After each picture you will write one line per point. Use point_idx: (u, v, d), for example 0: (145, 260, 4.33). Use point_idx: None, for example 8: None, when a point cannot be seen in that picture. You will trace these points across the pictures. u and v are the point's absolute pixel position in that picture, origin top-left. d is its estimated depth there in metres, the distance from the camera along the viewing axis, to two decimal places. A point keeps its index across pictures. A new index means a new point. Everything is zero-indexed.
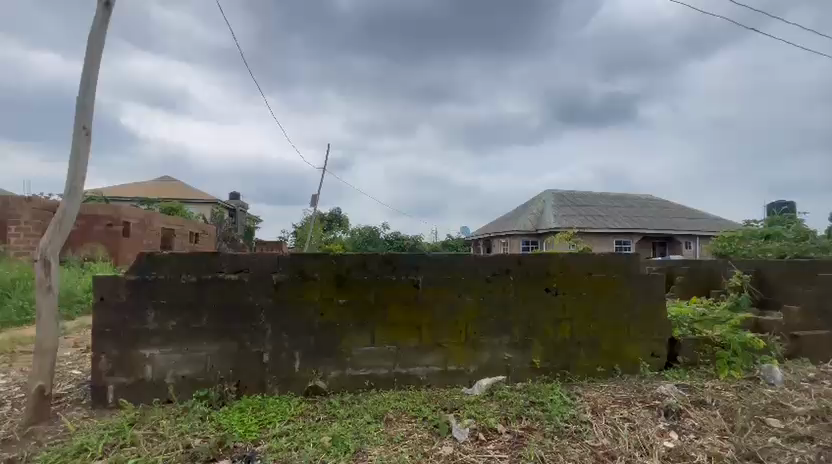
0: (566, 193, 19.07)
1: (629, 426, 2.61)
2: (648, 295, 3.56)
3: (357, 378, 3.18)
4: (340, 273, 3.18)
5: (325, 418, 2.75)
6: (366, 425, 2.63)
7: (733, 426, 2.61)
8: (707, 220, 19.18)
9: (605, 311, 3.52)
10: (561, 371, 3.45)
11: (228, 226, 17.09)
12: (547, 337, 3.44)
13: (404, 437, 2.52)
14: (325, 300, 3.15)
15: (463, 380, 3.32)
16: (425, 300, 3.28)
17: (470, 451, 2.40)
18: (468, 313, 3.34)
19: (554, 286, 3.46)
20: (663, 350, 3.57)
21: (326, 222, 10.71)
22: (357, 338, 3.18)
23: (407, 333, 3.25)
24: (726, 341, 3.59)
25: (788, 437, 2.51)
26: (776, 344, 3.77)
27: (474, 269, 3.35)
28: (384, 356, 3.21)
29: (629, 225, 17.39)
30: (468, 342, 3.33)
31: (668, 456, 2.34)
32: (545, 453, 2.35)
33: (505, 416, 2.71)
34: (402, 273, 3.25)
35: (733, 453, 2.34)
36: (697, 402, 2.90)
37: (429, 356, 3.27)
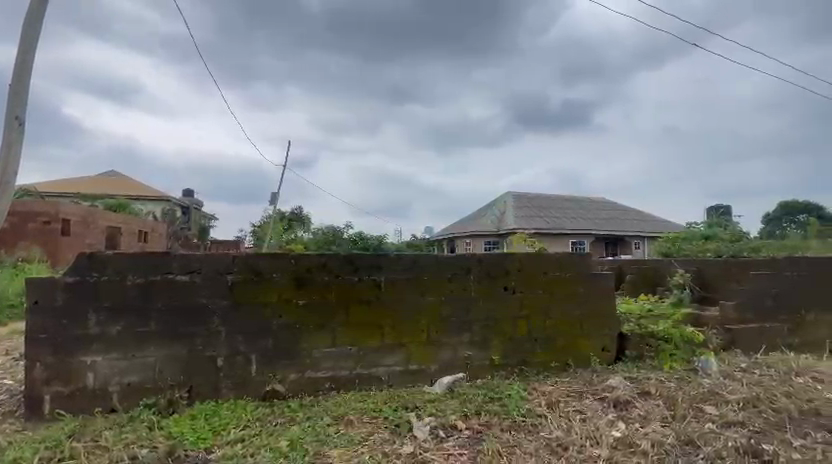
0: (526, 195, 19.68)
1: (581, 417, 2.73)
2: (600, 293, 3.75)
3: (317, 381, 3.12)
4: (299, 273, 3.11)
5: (283, 422, 2.69)
6: (325, 428, 2.58)
7: (674, 414, 2.80)
8: (654, 222, 20.44)
9: (560, 309, 3.67)
10: (518, 367, 3.55)
11: (182, 225, 16.31)
12: (505, 334, 3.54)
13: (365, 438, 2.50)
14: (284, 301, 3.08)
15: (425, 378, 3.34)
16: (386, 300, 3.27)
17: (430, 448, 2.41)
18: (429, 312, 3.37)
19: (513, 285, 3.57)
20: (611, 345, 3.78)
21: (287, 220, 10.45)
22: (318, 340, 3.13)
23: (368, 333, 3.23)
24: (668, 335, 3.84)
25: (722, 422, 2.70)
26: (713, 337, 4.07)
27: (436, 268, 3.39)
28: (345, 357, 3.18)
29: (584, 227, 18.21)
30: (430, 341, 3.36)
31: (616, 444, 2.45)
32: (502, 447, 2.40)
33: (466, 414, 2.77)
34: (363, 273, 3.23)
35: (673, 440, 2.49)
36: (642, 393, 3.08)
37: (390, 356, 3.27)
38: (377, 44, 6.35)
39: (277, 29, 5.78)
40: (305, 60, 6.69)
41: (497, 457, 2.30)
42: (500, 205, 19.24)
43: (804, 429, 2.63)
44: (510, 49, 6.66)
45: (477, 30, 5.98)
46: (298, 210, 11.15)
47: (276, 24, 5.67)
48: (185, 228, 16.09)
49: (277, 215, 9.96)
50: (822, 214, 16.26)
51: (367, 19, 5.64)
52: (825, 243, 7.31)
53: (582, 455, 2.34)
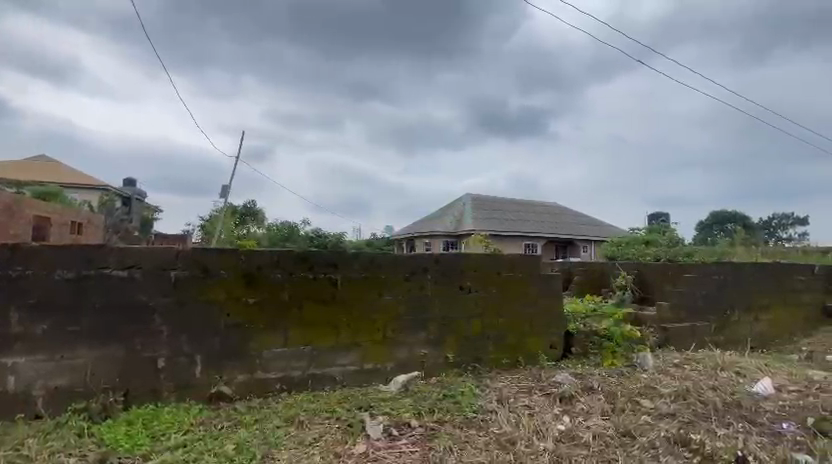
0: (484, 197, 20.15)
1: (529, 413, 2.84)
2: (549, 293, 3.91)
3: (267, 382, 3.02)
4: (250, 270, 3.00)
5: (229, 425, 2.58)
6: (274, 430, 2.51)
7: (613, 407, 2.98)
8: (602, 227, 21.64)
9: (513, 308, 3.79)
10: (472, 364, 3.63)
11: (121, 217, 15.18)
12: (460, 333, 3.60)
13: (316, 439, 2.44)
14: (233, 299, 2.95)
15: (380, 377, 3.33)
16: (341, 299, 3.23)
17: (382, 447, 2.40)
18: (386, 311, 3.36)
19: (468, 285, 3.64)
20: (559, 342, 3.96)
21: (240, 215, 10.02)
22: (269, 339, 3.03)
23: (322, 332, 3.17)
24: (610, 334, 4.09)
25: (656, 414, 2.91)
26: (649, 335, 4.38)
27: (393, 267, 3.39)
28: (298, 357, 3.10)
29: (537, 230, 18.95)
30: (385, 340, 3.35)
31: (561, 437, 2.57)
32: (454, 443, 2.44)
33: (419, 412, 2.79)
34: (319, 271, 3.17)
35: (613, 432, 2.65)
36: (586, 388, 3.26)
37: (345, 355, 3.23)
38: (340, 41, 6.24)
39: (236, 18, 5.53)
40: (265, 51, 6.45)
41: (448, 453, 2.34)
42: (458, 206, 19.56)
43: (726, 419, 2.87)
44: (473, 53, 6.79)
45: (441, 32, 6.04)
46: (252, 204, 10.73)
47: (234, 13, 5.41)
48: (126, 221, 14.98)
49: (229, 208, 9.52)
50: (746, 224, 17.95)
51: (331, 13, 5.54)
52: (748, 251, 8.09)
53: (528, 449, 2.42)
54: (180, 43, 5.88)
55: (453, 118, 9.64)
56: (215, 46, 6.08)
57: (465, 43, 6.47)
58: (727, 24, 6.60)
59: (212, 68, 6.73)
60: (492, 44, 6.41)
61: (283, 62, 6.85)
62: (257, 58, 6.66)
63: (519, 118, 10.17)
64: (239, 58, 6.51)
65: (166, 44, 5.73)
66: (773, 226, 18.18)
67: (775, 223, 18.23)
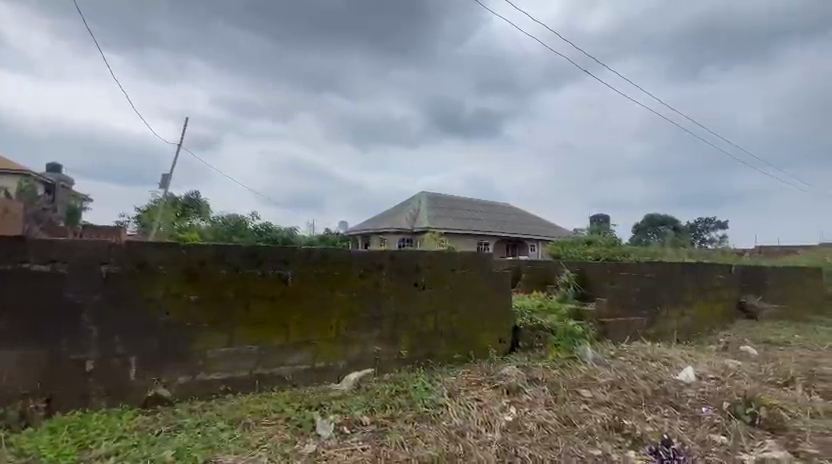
0: (439, 196, 20.42)
1: (478, 405, 2.94)
2: (499, 290, 4.06)
3: (210, 383, 2.87)
4: (193, 266, 2.84)
5: (168, 430, 2.43)
6: (218, 433, 2.40)
7: (556, 397, 3.15)
8: (549, 227, 22.72)
9: (465, 304, 3.89)
10: (425, 360, 3.69)
11: (43, 205, 13.70)
12: (414, 329, 3.64)
13: (264, 440, 2.37)
14: (173, 297, 2.78)
15: (332, 376, 3.28)
16: (292, 296, 3.14)
17: (333, 446, 2.38)
18: (339, 308, 3.32)
19: (422, 281, 3.69)
20: (507, 337, 4.14)
21: (182, 204, 9.39)
22: (212, 339, 2.89)
23: (271, 331, 3.07)
24: (554, 329, 4.32)
25: (594, 403, 3.11)
26: (589, 329, 4.69)
27: (347, 264, 3.35)
28: (245, 357, 2.98)
29: (490, 229, 19.52)
30: (338, 337, 3.31)
31: (507, 427, 2.68)
32: (405, 438, 2.46)
33: (371, 409, 2.79)
34: (269, 268, 3.06)
35: (555, 420, 2.80)
36: (531, 380, 3.42)
37: (295, 354, 3.15)
38: (297, 33, 6.08)
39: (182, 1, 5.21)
40: (217, 44, 6.15)
41: (399, 447, 2.36)
42: (414, 204, 19.66)
43: (655, 405, 3.13)
44: (429, 53, 6.91)
45: (396, 27, 6.09)
46: (196, 195, 10.11)
47: None
48: (49, 210, 13.56)
49: (171, 199, 8.92)
50: (676, 226, 19.59)
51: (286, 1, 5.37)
52: (676, 251, 8.86)
53: (477, 440, 2.50)
54: (122, 32, 5.44)
55: (411, 116, 9.69)
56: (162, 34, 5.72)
57: (421, 41, 6.55)
58: (663, 42, 7.18)
59: (157, 60, 6.31)
60: (448, 46, 6.55)
61: (237, 58, 6.58)
62: (208, 52, 6.35)
63: (473, 121, 10.42)
64: (188, 47, 6.16)
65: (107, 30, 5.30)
66: (698, 228, 19.99)
67: (701, 226, 20.06)
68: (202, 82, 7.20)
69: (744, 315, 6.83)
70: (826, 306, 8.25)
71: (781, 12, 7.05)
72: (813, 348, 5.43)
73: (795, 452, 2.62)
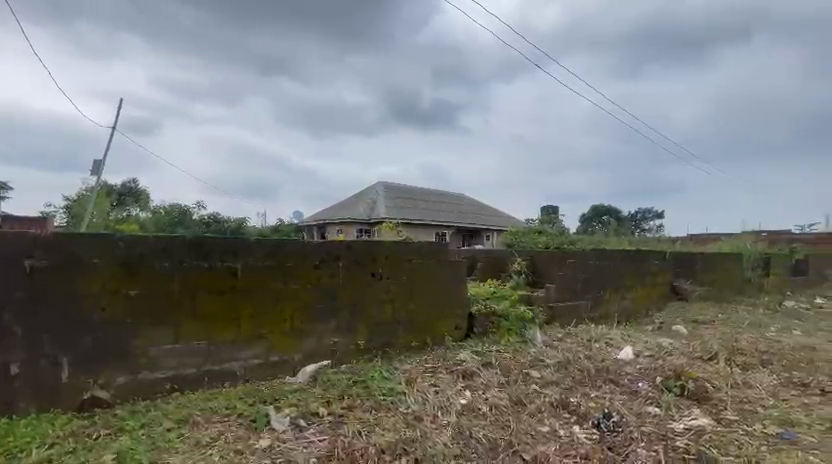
0: (396, 186, 20.35)
1: (434, 390, 3.01)
2: (455, 278, 4.14)
3: (154, 382, 2.72)
4: (132, 259, 2.65)
5: (108, 433, 2.28)
6: (164, 434, 2.28)
7: (508, 379, 3.29)
8: (503, 217, 23.42)
9: (421, 293, 3.93)
10: (383, 349, 3.70)
11: None
12: (371, 319, 3.64)
13: (214, 438, 2.29)
14: (109, 292, 2.59)
15: (287, 369, 3.21)
16: (243, 289, 3.03)
17: (288, 439, 2.34)
18: (294, 300, 3.24)
19: (379, 271, 3.69)
20: (463, 323, 4.25)
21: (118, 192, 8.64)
22: (155, 336, 2.72)
23: (221, 325, 2.95)
24: (507, 314, 4.49)
25: (543, 383, 3.28)
26: (539, 313, 4.94)
27: (301, 255, 3.27)
28: (193, 353, 2.85)
29: (447, 219, 19.76)
30: (292, 330, 3.24)
31: (462, 410, 2.77)
32: (363, 427, 2.47)
33: (328, 400, 2.78)
34: (216, 259, 2.92)
35: (507, 401, 2.93)
36: (485, 364, 3.55)
37: (247, 349, 3.05)
38: (248, 16, 5.75)
39: None
40: (158, 22, 5.68)
41: (357, 437, 2.36)
42: (371, 194, 19.50)
43: (597, 382, 3.36)
44: (385, 41, 6.83)
45: (351, 9, 5.95)
46: (134, 183, 9.37)
47: None
48: None
49: (105, 187, 8.20)
50: (618, 217, 20.87)
51: None
52: (618, 240, 9.46)
53: (433, 424, 2.56)
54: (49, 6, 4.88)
55: (367, 104, 9.54)
56: (95, 10, 5.18)
57: (378, 28, 6.44)
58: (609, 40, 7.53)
59: (88, 36, 5.74)
60: (404, 34, 6.51)
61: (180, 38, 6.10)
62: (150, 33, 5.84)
63: (429, 110, 10.46)
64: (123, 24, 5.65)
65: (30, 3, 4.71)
66: (638, 218, 21.43)
67: (640, 216, 21.52)
68: (139, 60, 6.65)
69: (677, 297, 7.46)
70: (745, 288, 9.17)
71: (714, 18, 7.60)
72: (733, 325, 6.04)
73: (717, 418, 2.92)
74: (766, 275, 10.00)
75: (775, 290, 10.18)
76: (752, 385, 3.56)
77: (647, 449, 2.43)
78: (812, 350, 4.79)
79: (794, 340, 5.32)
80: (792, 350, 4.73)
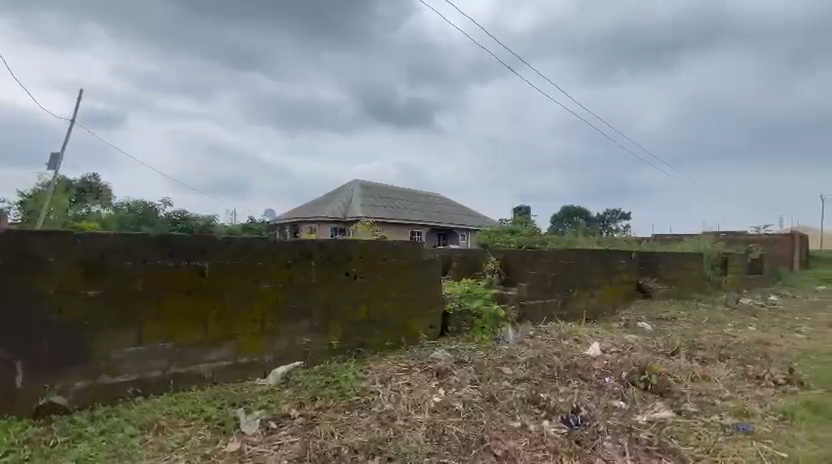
0: (371, 185, 20.24)
1: (408, 389, 3.02)
2: (429, 277, 4.16)
3: (116, 386, 2.60)
4: (91, 258, 2.53)
5: (66, 441, 2.17)
6: (127, 440, 2.19)
7: (481, 376, 3.34)
8: (477, 217, 23.71)
9: (395, 292, 3.93)
10: (357, 349, 3.68)
11: None
12: (345, 318, 3.61)
13: (180, 443, 2.22)
14: (66, 294, 2.45)
15: (257, 371, 3.14)
16: (211, 289, 2.94)
17: (259, 442, 2.29)
18: (265, 300, 3.18)
19: (353, 270, 3.66)
20: (437, 322, 4.28)
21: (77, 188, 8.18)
22: (116, 339, 2.60)
23: (187, 326, 2.85)
24: (480, 312, 4.56)
25: (515, 379, 3.35)
26: (511, 311, 5.03)
27: (272, 254, 3.21)
28: (157, 356, 2.74)
29: (422, 219, 19.83)
30: (263, 330, 3.18)
31: (436, 408, 2.79)
32: (336, 427, 2.45)
33: (300, 401, 2.74)
34: (182, 259, 2.83)
35: (480, 398, 2.97)
36: (459, 362, 3.59)
37: (215, 350, 2.96)
38: (219, 9, 5.57)
39: None
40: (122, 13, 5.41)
41: (329, 437, 2.34)
42: (346, 193, 19.31)
43: (567, 378, 3.46)
44: (360, 38, 6.77)
45: (325, 5, 5.87)
46: (94, 179, 8.91)
47: None
48: None
49: (63, 182, 7.75)
50: (588, 217, 21.50)
51: None
52: (587, 240, 9.76)
53: (406, 423, 2.57)
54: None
55: None
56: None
57: (353, 25, 6.38)
58: None
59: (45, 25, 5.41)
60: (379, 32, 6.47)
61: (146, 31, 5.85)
62: (114, 24, 5.57)
63: None
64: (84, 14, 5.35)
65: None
66: (606, 219, 22.13)
67: (608, 217, 22.24)
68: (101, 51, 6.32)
69: (642, 294, 7.76)
70: (705, 285, 9.65)
71: None
72: (694, 322, 6.33)
73: (678, 411, 3.06)
74: (724, 274, 10.54)
75: (732, 288, 10.74)
76: (710, 378, 3.75)
77: (612, 442, 2.52)
78: (765, 344, 5.08)
79: (748, 335, 5.62)
80: (747, 344, 5.01)
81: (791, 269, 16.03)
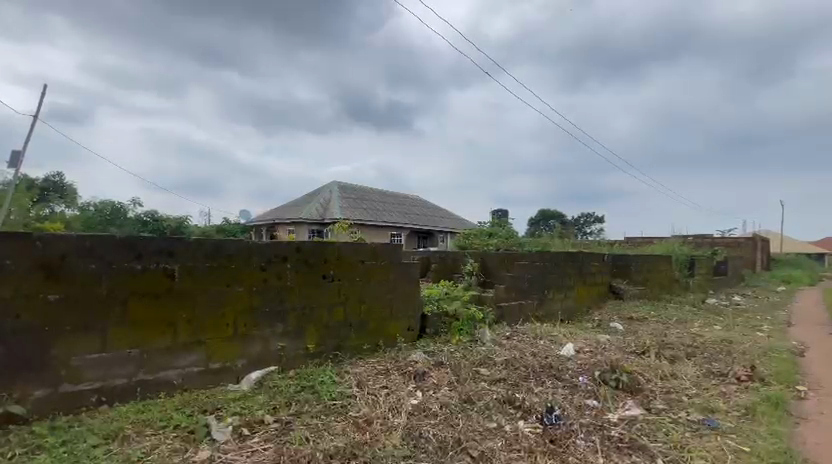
0: (350, 186, 20.09)
1: (385, 392, 3.00)
2: (407, 279, 4.16)
3: (79, 395, 2.49)
4: (51, 260, 2.41)
5: (23, 453, 2.05)
6: (89, 450, 2.09)
7: (459, 377, 3.36)
8: (456, 220, 23.89)
9: (373, 295, 3.91)
10: (334, 352, 3.64)
11: None
12: (321, 322, 3.56)
13: (148, 452, 2.14)
14: (24, 297, 2.33)
15: (230, 376, 3.06)
16: (182, 292, 2.85)
17: (231, 449, 2.23)
18: (238, 304, 3.10)
19: (330, 272, 3.62)
20: (415, 324, 4.27)
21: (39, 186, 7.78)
22: (79, 344, 2.49)
23: (156, 331, 2.75)
24: (458, 314, 4.58)
25: (491, 380, 3.38)
26: (489, 313, 5.08)
27: (246, 257, 3.14)
28: (124, 363, 2.64)
29: (402, 220, 19.82)
30: (236, 334, 3.10)
31: (413, 410, 2.78)
32: (311, 432, 2.41)
33: (274, 407, 2.68)
34: (151, 261, 2.73)
35: (457, 400, 2.98)
36: (436, 364, 3.60)
37: (186, 356, 2.87)
38: (194, 3, 5.39)
39: None
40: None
41: (303, 443, 2.29)
42: (325, 194, 19.11)
43: (542, 377, 3.52)
44: None
45: (302, 3, 5.78)
46: (58, 178, 8.49)
47: None
48: None
49: (25, 181, 7.36)
50: (563, 221, 22.00)
51: None
52: (563, 242, 9.96)
53: (383, 426, 2.55)
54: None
55: None
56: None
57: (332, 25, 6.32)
58: None
59: None
60: None
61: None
62: None
63: None
64: None
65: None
66: (581, 222, 22.68)
67: (583, 220, 22.80)
68: None
69: (614, 296, 7.99)
70: (674, 286, 10.00)
71: None
72: (663, 322, 6.55)
73: (648, 408, 3.16)
74: (691, 275, 10.96)
75: (699, 289, 11.17)
76: (679, 376, 3.88)
77: (585, 440, 2.57)
78: (729, 343, 5.31)
79: (714, 334, 5.86)
80: (713, 343, 5.22)
81: (753, 270, 16.83)
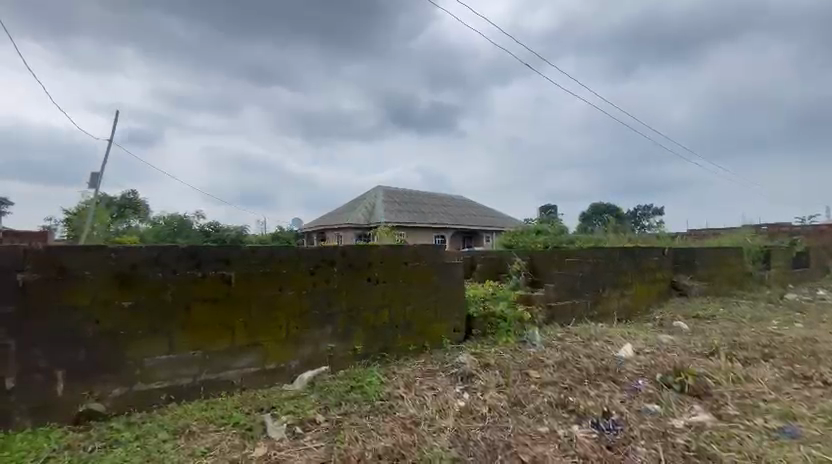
0: (394, 190, 20.38)
1: (433, 393, 3.00)
2: (450, 280, 4.13)
3: (149, 393, 2.71)
4: (123, 270, 2.64)
5: (104, 446, 2.27)
6: (159, 444, 2.27)
7: (507, 379, 3.28)
8: (502, 218, 23.47)
9: (417, 297, 3.92)
10: (380, 354, 3.69)
11: None
12: (367, 323, 3.63)
13: (210, 448, 2.28)
14: (101, 304, 2.58)
15: (283, 376, 3.20)
16: (237, 296, 3.02)
17: (285, 447, 2.32)
18: (290, 307, 3.24)
19: (374, 276, 3.67)
20: (461, 326, 4.25)
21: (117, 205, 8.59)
22: (148, 346, 2.70)
23: (215, 335, 2.93)
24: (503, 314, 4.48)
25: (542, 382, 3.27)
26: (538, 313, 4.91)
27: (296, 262, 3.27)
28: (188, 364, 2.83)
29: (446, 222, 19.78)
30: (288, 337, 3.23)
31: (460, 412, 2.76)
32: (360, 433, 2.45)
33: (325, 407, 2.76)
34: (209, 269, 2.92)
35: (506, 402, 2.91)
36: (483, 366, 3.54)
37: (244, 357, 3.04)
38: (240, 27, 5.70)
39: None
40: (151, 36, 5.60)
41: (352, 442, 2.34)
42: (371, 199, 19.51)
43: (598, 381, 3.34)
44: (377, 45, 6.83)
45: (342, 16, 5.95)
46: (131, 195, 9.30)
47: None
48: None
49: (104, 200, 8.15)
50: (617, 215, 20.89)
51: None
52: (617, 237, 9.45)
53: (430, 428, 2.54)
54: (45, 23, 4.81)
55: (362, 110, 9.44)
56: (90, 23, 5.13)
57: (370, 33, 6.45)
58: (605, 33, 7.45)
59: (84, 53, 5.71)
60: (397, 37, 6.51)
61: (172, 49, 6.01)
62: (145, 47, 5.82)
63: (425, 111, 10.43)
64: (118, 41, 5.62)
65: (27, 22, 4.67)
66: (637, 216, 21.37)
67: (640, 213, 21.52)
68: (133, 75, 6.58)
69: (676, 293, 7.44)
70: (746, 281, 9.14)
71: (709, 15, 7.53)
72: (734, 320, 6.00)
73: (718, 414, 2.90)
74: (766, 269, 9.96)
75: (776, 283, 10.14)
76: (754, 379, 3.54)
77: (646, 447, 2.41)
78: (813, 342, 4.77)
79: (795, 333, 5.29)
80: (794, 342, 4.71)
81: None
